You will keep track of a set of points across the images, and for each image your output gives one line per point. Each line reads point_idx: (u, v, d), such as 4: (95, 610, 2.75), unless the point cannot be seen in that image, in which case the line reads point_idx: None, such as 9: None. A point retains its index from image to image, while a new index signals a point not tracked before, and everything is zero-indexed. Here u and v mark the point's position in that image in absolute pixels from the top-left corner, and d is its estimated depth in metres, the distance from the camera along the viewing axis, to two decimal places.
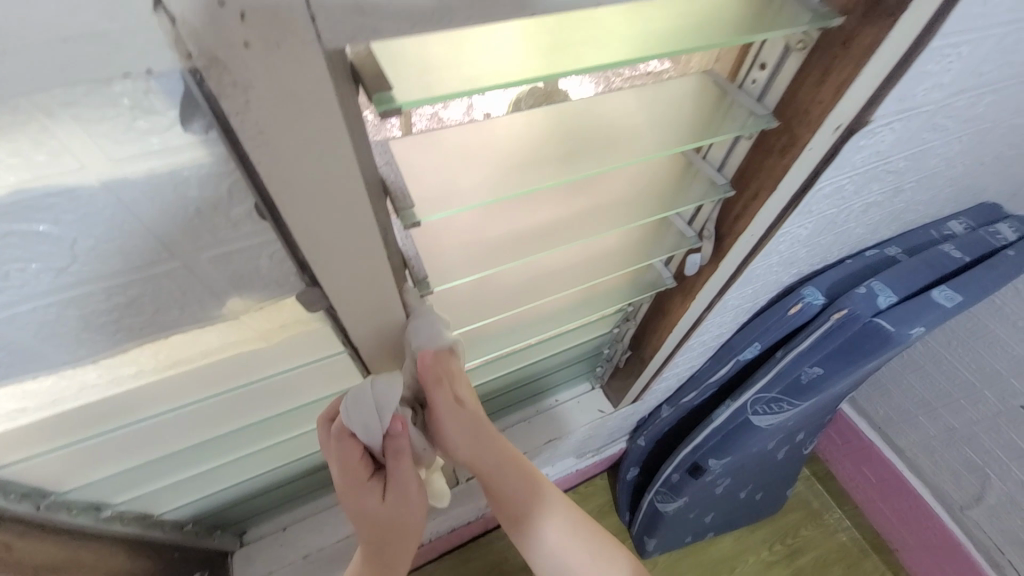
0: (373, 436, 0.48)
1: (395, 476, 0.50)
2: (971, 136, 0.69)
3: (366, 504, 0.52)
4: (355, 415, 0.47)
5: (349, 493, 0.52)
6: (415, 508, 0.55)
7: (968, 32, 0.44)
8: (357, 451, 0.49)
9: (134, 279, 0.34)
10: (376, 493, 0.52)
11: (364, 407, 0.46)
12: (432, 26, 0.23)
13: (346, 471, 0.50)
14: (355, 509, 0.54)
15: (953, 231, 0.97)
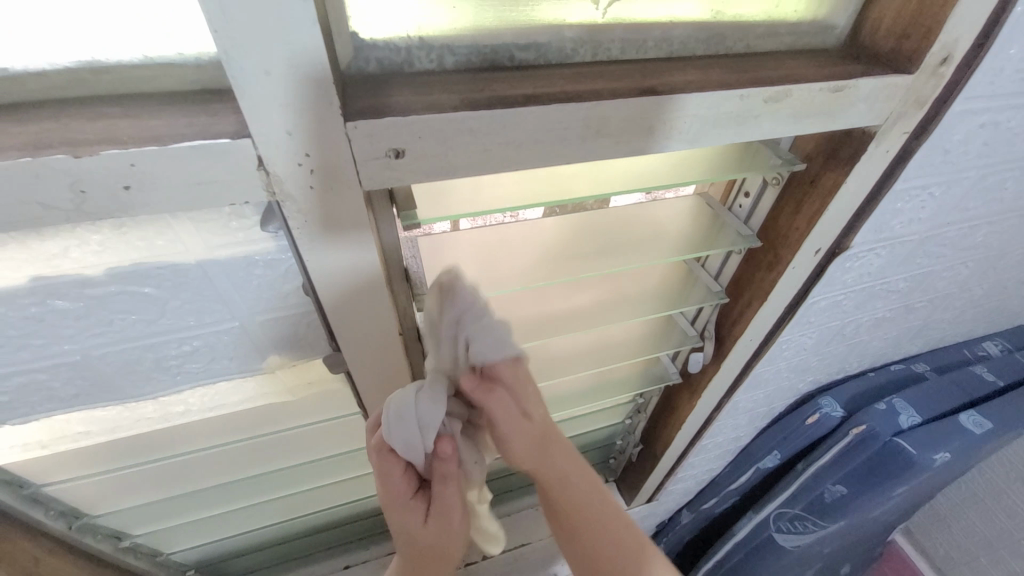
0: (416, 458, 0.40)
1: (443, 499, 0.44)
2: (980, 263, 0.71)
3: (409, 525, 0.46)
4: (394, 433, 0.39)
5: (392, 510, 0.45)
6: (461, 533, 0.47)
7: (935, 179, 0.49)
8: (400, 467, 0.42)
9: (200, 333, 0.42)
10: (418, 515, 0.45)
11: (406, 424, 0.38)
12: (443, 176, 0.30)
13: (388, 486, 0.43)
14: (397, 526, 0.47)
15: (988, 352, 0.94)
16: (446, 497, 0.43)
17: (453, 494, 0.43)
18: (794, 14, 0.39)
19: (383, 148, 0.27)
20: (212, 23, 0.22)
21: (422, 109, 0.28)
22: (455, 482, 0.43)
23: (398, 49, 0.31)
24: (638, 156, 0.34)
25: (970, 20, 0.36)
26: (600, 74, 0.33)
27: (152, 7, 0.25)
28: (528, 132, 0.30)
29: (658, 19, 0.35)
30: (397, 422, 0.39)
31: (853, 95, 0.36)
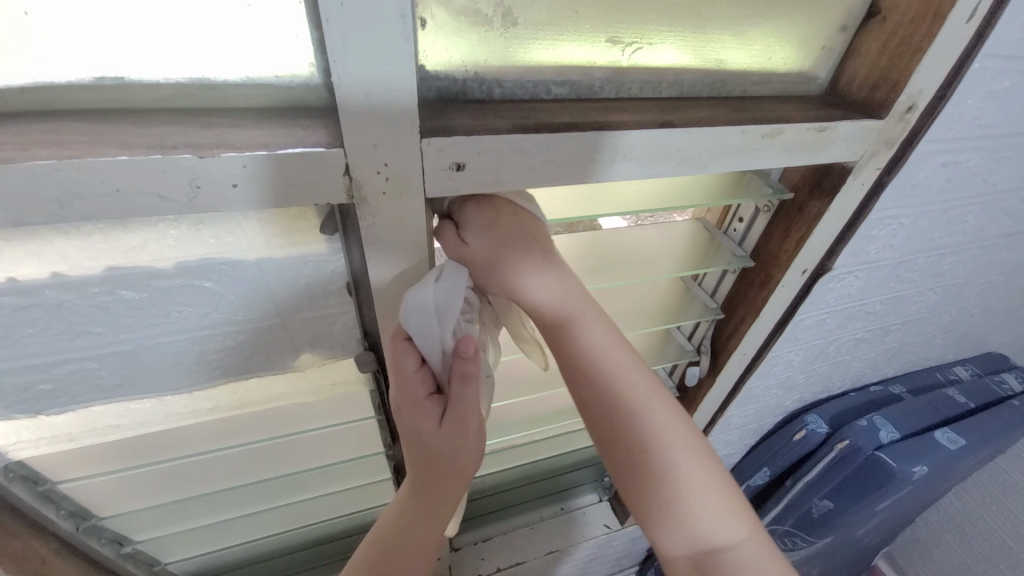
0: (434, 346, 0.38)
1: (461, 399, 0.39)
2: (946, 290, 0.78)
3: (423, 432, 0.41)
4: (413, 319, 0.37)
5: (404, 412, 0.42)
6: (473, 445, 0.43)
7: (906, 210, 0.55)
8: (416, 363, 0.40)
9: (246, 328, 0.45)
10: (432, 417, 0.41)
11: (425, 311, 0.36)
12: (494, 188, 0.35)
13: (404, 385, 0.40)
14: (406, 436, 0.43)
15: (959, 375, 1.01)
16: (466, 401, 0.40)
17: (471, 397, 0.39)
18: (784, 65, 0.46)
19: (449, 161, 0.32)
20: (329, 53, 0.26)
21: (483, 130, 0.33)
22: (473, 387, 0.39)
23: (455, 79, 0.36)
24: (656, 177, 0.39)
25: (929, 76, 0.43)
26: (625, 107, 0.39)
27: (263, 37, 0.30)
28: (568, 154, 0.35)
29: (671, 64, 0.41)
30: (416, 312, 0.37)
31: (834, 135, 0.43)
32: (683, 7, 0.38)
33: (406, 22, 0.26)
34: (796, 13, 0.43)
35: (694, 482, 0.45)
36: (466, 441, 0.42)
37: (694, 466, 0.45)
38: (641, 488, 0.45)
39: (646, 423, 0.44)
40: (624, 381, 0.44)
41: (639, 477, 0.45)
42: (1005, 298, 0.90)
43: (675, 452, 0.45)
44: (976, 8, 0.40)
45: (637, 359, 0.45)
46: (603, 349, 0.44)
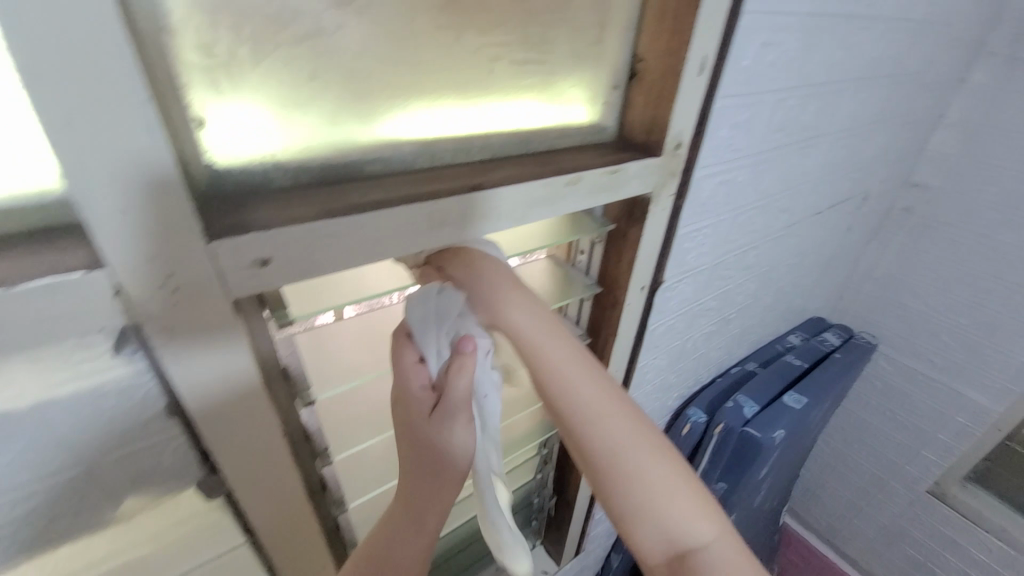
0: (436, 349, 0.44)
1: (453, 396, 0.42)
2: (760, 277, 0.93)
3: (409, 424, 0.45)
4: (416, 314, 0.44)
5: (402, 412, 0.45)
6: (455, 448, 0.45)
7: (706, 222, 0.66)
8: (415, 360, 0.45)
9: (34, 492, 0.36)
10: (422, 410, 0.44)
11: (428, 314, 0.44)
12: (311, 275, 0.33)
13: (401, 381, 0.44)
14: (404, 432, 0.46)
15: (793, 342, 1.20)
16: (456, 395, 0.42)
17: (462, 393, 0.43)
18: (576, 121, 0.53)
19: (248, 258, 0.30)
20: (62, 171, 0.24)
21: (282, 222, 0.31)
22: (462, 391, 0.43)
23: (253, 172, 0.35)
24: (480, 235, 0.42)
25: (685, 120, 0.52)
26: (438, 177, 0.41)
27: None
28: (382, 230, 0.35)
29: (477, 132, 0.45)
30: (417, 320, 0.44)
31: (625, 175, 0.50)
32: (473, 83, 0.42)
33: (155, 135, 0.25)
34: (573, 78, 0.49)
35: (664, 479, 0.48)
36: (450, 442, 0.45)
37: (661, 463, 0.48)
38: (613, 485, 0.48)
39: (608, 424, 0.48)
40: (585, 386, 0.49)
41: (613, 475, 0.48)
42: (805, 273, 1.10)
43: (640, 450, 0.48)
44: (703, 62, 0.48)
45: (594, 368, 0.50)
46: (564, 365, 0.48)
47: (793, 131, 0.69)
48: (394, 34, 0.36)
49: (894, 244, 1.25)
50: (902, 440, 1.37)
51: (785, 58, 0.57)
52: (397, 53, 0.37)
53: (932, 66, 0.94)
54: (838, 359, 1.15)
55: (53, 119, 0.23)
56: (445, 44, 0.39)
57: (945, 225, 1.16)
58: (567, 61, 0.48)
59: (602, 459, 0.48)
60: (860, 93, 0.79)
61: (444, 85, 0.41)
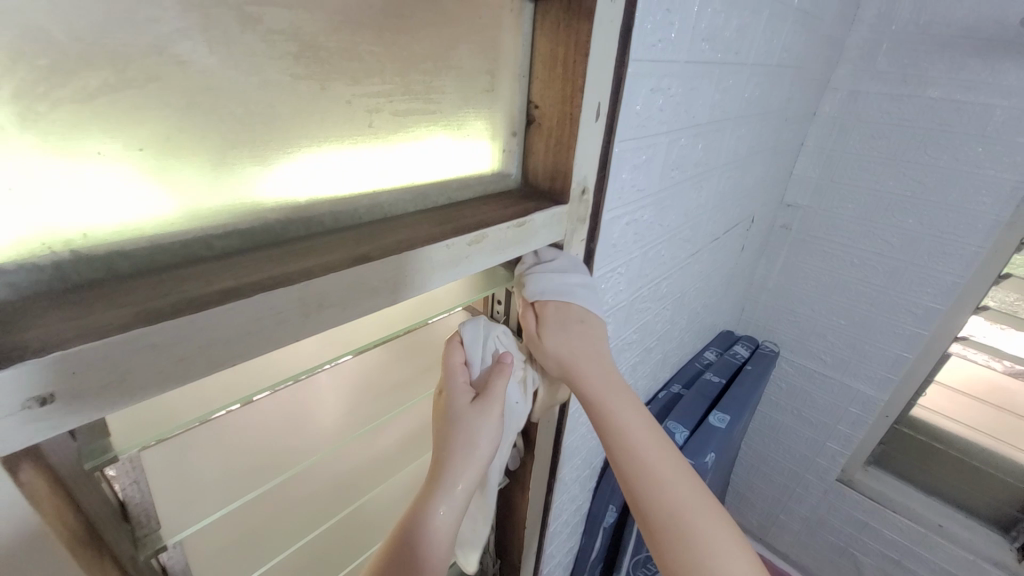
0: (484, 355, 0.51)
1: (494, 390, 0.48)
2: (674, 303, 0.95)
3: (453, 407, 0.49)
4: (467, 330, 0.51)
5: (446, 398, 0.50)
6: (488, 433, 0.48)
7: (619, 262, 0.66)
8: (462, 361, 0.51)
9: None
10: (466, 396, 0.49)
11: (477, 330, 0.51)
12: (125, 403, 0.25)
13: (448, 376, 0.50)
14: (441, 422, 0.49)
15: (709, 358, 1.26)
16: (494, 392, 0.48)
17: (501, 392, 0.48)
18: (477, 170, 0.49)
19: (14, 400, 0.22)
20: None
21: (74, 339, 0.23)
22: (502, 390, 0.49)
23: (37, 266, 0.26)
24: (370, 314, 0.36)
25: (588, 164, 0.50)
26: (314, 248, 0.35)
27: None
28: (227, 328, 0.27)
29: (363, 191, 0.39)
30: (472, 333, 0.51)
31: (531, 226, 0.46)
32: (349, 138, 0.37)
33: None
34: (467, 126, 0.46)
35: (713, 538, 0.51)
36: (483, 428, 0.48)
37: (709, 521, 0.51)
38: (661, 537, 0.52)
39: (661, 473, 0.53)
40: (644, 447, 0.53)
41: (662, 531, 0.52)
42: (711, 293, 1.17)
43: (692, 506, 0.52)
44: (598, 109, 0.48)
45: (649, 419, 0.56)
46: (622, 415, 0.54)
47: (687, 167, 0.72)
48: (234, 85, 0.30)
49: (781, 258, 1.38)
50: (811, 436, 1.48)
51: (673, 102, 0.59)
52: (243, 109, 0.31)
53: (791, 101, 1.06)
54: (750, 371, 1.22)
55: None
56: (308, 96, 0.33)
57: (818, 239, 1.30)
58: (458, 110, 0.45)
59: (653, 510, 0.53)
60: (739, 129, 0.86)
61: (311, 142, 0.35)
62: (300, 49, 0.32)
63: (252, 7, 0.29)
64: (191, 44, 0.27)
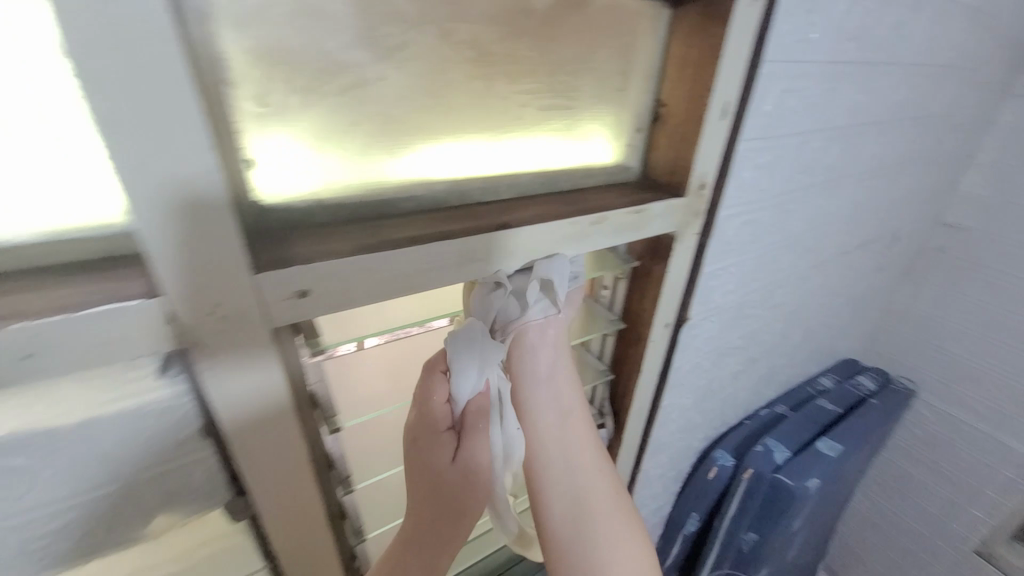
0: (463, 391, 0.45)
1: (475, 435, 0.46)
2: (788, 315, 0.91)
3: (433, 462, 0.45)
4: (462, 354, 0.45)
5: (422, 445, 0.46)
6: (481, 485, 0.47)
7: (730, 261, 0.66)
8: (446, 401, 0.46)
9: (78, 503, 0.39)
10: (450, 448, 0.46)
11: (473, 351, 0.45)
12: (345, 306, 0.35)
13: (423, 417, 0.46)
14: (421, 468, 0.46)
15: (826, 384, 1.15)
16: (473, 437, 0.46)
17: (482, 438, 0.46)
18: (601, 160, 0.55)
19: (289, 288, 0.32)
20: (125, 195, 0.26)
21: (323, 257, 0.34)
22: (483, 428, 0.47)
23: (298, 208, 0.37)
24: (506, 271, 0.43)
25: (709, 162, 0.53)
26: (469, 214, 0.43)
27: (74, 198, 0.30)
28: (411, 262, 0.37)
29: (507, 172, 0.47)
30: (464, 366, 0.44)
31: (649, 214, 0.51)
32: (504, 126, 0.45)
33: (213, 174, 0.28)
34: (598, 121, 0.52)
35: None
36: (477, 479, 0.46)
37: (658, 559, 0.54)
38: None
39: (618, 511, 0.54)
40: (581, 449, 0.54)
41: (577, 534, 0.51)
42: (836, 312, 1.07)
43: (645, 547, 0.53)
44: (725, 107, 0.50)
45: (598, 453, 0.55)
46: (563, 438, 0.54)
47: (818, 171, 0.69)
48: (430, 83, 0.39)
49: (929, 285, 1.20)
50: (948, 497, 1.26)
51: (806, 103, 0.58)
52: (432, 102, 0.40)
53: (961, 106, 0.94)
54: (875, 405, 1.09)
55: (128, 161, 0.25)
56: (478, 92, 0.42)
57: (982, 267, 1.11)
58: (592, 105, 0.50)
59: (575, 554, 0.50)
60: (887, 134, 0.79)
61: (474, 129, 0.43)
62: (476, 55, 0.40)
63: (448, 24, 0.38)
64: (405, 52, 0.37)
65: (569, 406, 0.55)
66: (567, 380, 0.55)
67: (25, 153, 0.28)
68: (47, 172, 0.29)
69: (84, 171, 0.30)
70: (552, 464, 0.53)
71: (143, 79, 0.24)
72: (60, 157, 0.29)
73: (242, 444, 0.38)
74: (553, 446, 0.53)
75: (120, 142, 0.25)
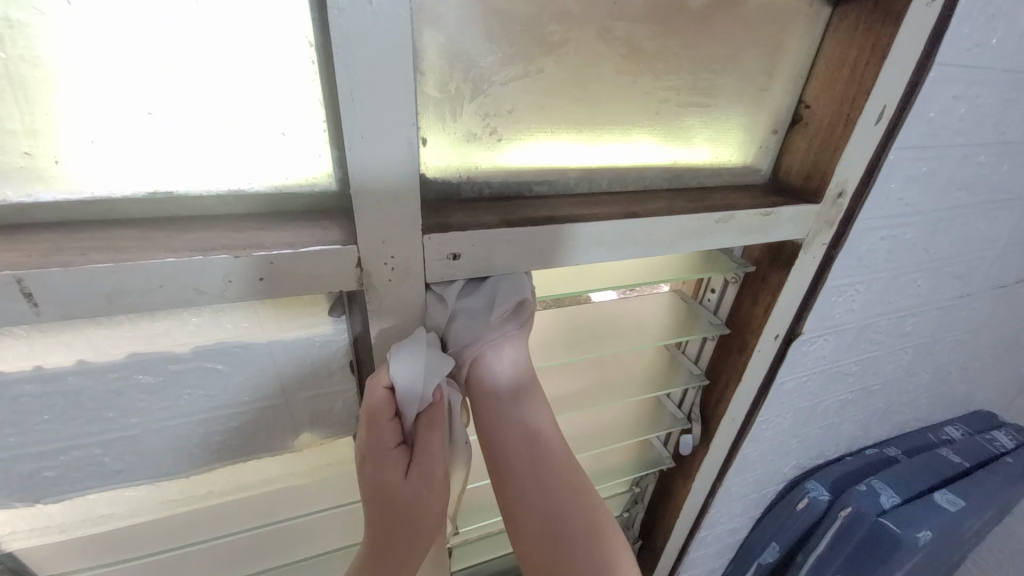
0: (412, 406, 0.41)
1: (428, 449, 0.43)
2: (918, 348, 0.81)
3: (387, 480, 0.44)
4: (400, 369, 0.40)
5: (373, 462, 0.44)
6: (438, 495, 0.46)
7: (859, 278, 0.61)
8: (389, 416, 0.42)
9: (252, 408, 0.48)
10: (400, 467, 0.44)
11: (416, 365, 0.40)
12: (486, 271, 0.40)
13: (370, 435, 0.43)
14: (374, 485, 0.45)
15: (951, 434, 1.01)
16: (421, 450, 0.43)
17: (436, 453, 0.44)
18: (731, 160, 0.54)
19: (446, 251, 0.38)
20: (346, 159, 0.32)
21: (474, 226, 0.38)
22: (437, 439, 0.44)
23: (453, 182, 0.42)
24: (627, 259, 0.45)
25: (853, 169, 0.50)
26: (597, 201, 0.46)
27: (296, 160, 0.37)
28: (546, 239, 0.41)
29: (636, 165, 0.49)
30: (404, 384, 0.40)
31: (778, 218, 0.50)
32: (642, 121, 0.46)
33: (412, 147, 0.33)
34: (734, 120, 0.51)
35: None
36: (432, 490, 0.45)
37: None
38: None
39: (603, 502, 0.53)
40: (555, 465, 0.48)
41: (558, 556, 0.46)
42: (977, 354, 0.94)
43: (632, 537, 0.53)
44: (881, 112, 0.47)
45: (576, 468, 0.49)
46: (536, 452, 0.48)
47: (982, 189, 0.62)
48: (582, 77, 0.42)
49: None
50: None
51: (979, 112, 0.53)
52: (581, 94, 0.43)
53: None
54: (1017, 467, 0.94)
55: (354, 134, 0.31)
56: (624, 86, 0.44)
57: None
58: (731, 104, 0.50)
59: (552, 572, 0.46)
60: None
61: (614, 121, 0.45)
62: (627, 51, 0.42)
63: (608, 21, 0.40)
64: (565, 48, 0.40)
65: (535, 423, 0.48)
66: (527, 390, 0.48)
67: (266, 119, 0.35)
68: (282, 137, 0.36)
69: (307, 138, 0.37)
70: (522, 479, 0.48)
71: (377, 65, 0.30)
72: (292, 124, 0.36)
73: None
74: (523, 459, 0.47)
75: (353, 118, 0.31)
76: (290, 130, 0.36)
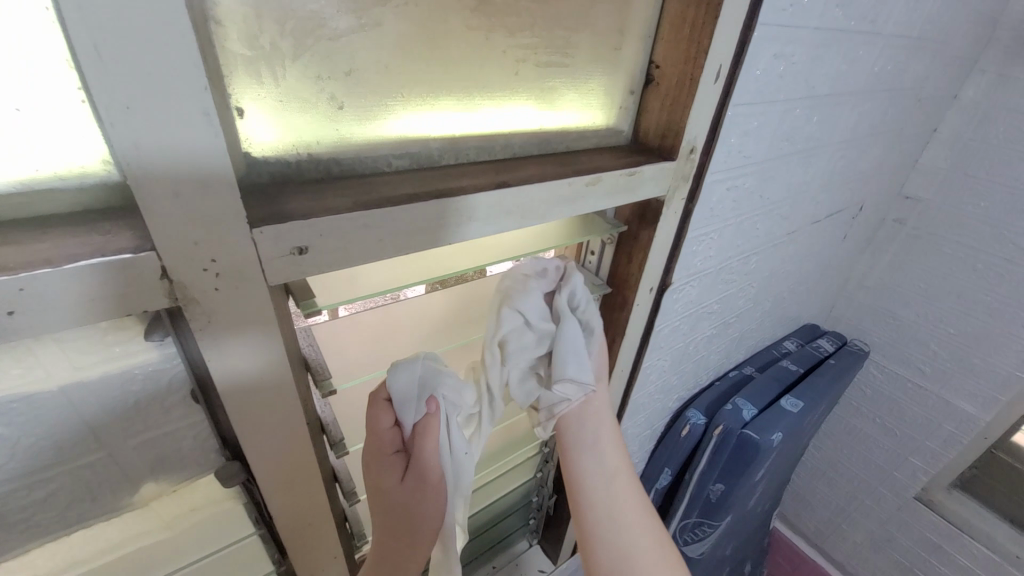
0: (406, 414, 0.44)
1: (420, 460, 0.45)
2: (761, 281, 0.95)
3: (383, 485, 0.46)
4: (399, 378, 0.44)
5: (373, 467, 0.47)
6: (430, 504, 0.47)
7: (713, 227, 0.68)
8: (390, 425, 0.45)
9: (58, 472, 0.37)
10: (396, 472, 0.46)
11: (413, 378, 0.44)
12: (343, 265, 0.34)
13: (372, 440, 0.46)
14: (374, 490, 0.47)
15: (789, 347, 1.22)
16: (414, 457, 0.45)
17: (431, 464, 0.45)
18: (593, 122, 0.54)
19: (286, 245, 0.31)
20: (110, 141, 0.24)
21: (319, 212, 0.32)
22: (427, 451, 0.44)
23: (287, 162, 0.35)
24: (503, 232, 0.43)
25: (699, 126, 0.53)
26: (465, 173, 0.42)
27: (47, 147, 0.27)
28: (411, 220, 0.36)
29: (501, 131, 0.46)
30: (399, 393, 0.44)
31: (641, 177, 0.51)
32: (501, 83, 0.43)
33: (210, 118, 0.26)
34: (593, 82, 0.51)
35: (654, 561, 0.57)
36: (424, 498, 0.46)
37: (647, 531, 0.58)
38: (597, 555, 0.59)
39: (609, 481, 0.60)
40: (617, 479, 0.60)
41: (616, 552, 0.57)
42: (802, 279, 1.13)
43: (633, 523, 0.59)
44: (718, 70, 0.50)
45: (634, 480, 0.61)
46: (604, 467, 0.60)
47: (798, 140, 0.71)
48: (429, 33, 0.37)
49: (887, 253, 1.26)
50: (890, 447, 1.36)
51: (792, 71, 0.59)
52: (430, 52, 0.38)
53: (928, 81, 0.97)
54: (833, 365, 1.17)
55: (115, 105, 0.23)
56: (476, 44, 0.40)
57: (934, 236, 1.18)
58: (588, 64, 0.50)
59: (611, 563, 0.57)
60: (861, 106, 0.82)
61: (471, 84, 0.42)
62: (475, 4, 0.39)
63: None
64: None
65: (602, 440, 0.61)
66: (598, 415, 0.61)
67: None
68: (13, 116, 0.26)
69: (57, 116, 0.27)
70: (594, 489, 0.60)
71: (133, 8, 0.22)
72: (27, 96, 0.26)
73: (237, 406, 0.37)
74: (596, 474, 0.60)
75: (107, 83, 0.23)
76: (27, 104, 0.26)
